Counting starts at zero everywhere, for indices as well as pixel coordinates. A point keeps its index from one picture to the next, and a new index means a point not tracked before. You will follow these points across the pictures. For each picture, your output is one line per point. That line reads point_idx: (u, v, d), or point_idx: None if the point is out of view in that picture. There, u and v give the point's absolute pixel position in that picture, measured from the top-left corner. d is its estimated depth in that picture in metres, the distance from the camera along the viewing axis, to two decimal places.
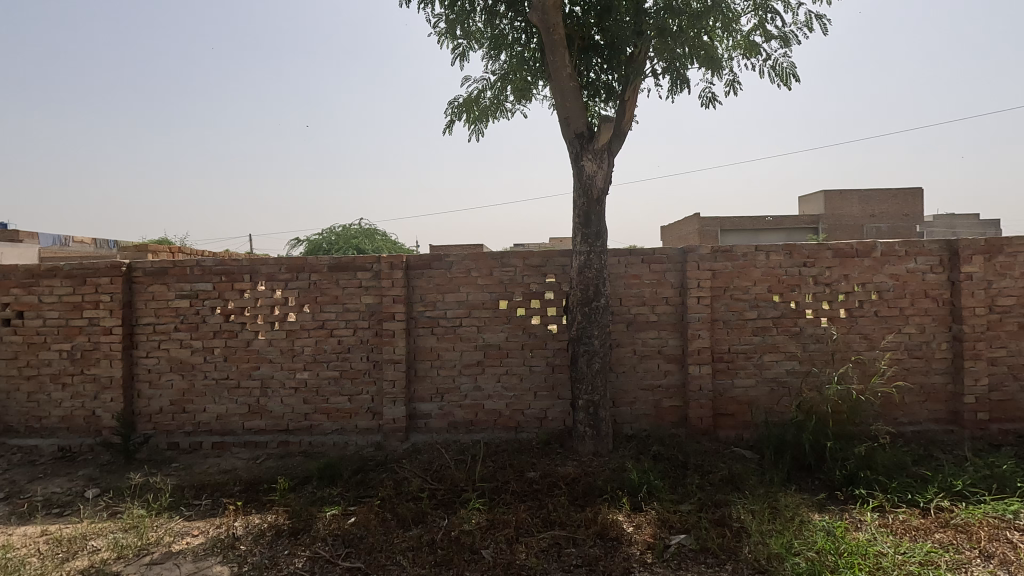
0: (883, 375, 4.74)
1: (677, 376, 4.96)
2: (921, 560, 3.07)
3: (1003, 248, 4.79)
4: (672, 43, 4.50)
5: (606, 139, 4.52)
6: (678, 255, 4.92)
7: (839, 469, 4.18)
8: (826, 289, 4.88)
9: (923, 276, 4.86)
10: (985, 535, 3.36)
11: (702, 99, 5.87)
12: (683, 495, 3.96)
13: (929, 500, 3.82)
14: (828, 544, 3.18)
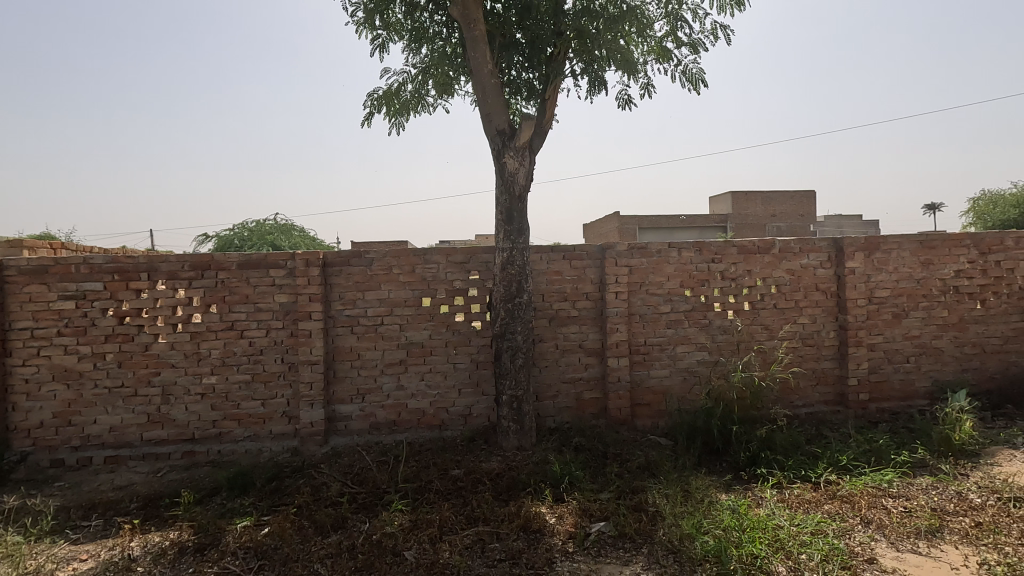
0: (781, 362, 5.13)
1: (597, 369, 5.11)
2: (812, 530, 3.36)
3: (880, 245, 5.33)
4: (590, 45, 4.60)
5: (527, 136, 4.55)
6: (598, 252, 5.07)
7: (743, 451, 4.48)
8: (732, 284, 5.21)
9: (815, 271, 5.31)
10: (865, 503, 3.73)
11: (619, 100, 6.07)
12: (603, 483, 4.09)
13: (819, 475, 4.19)
14: (733, 521, 3.40)
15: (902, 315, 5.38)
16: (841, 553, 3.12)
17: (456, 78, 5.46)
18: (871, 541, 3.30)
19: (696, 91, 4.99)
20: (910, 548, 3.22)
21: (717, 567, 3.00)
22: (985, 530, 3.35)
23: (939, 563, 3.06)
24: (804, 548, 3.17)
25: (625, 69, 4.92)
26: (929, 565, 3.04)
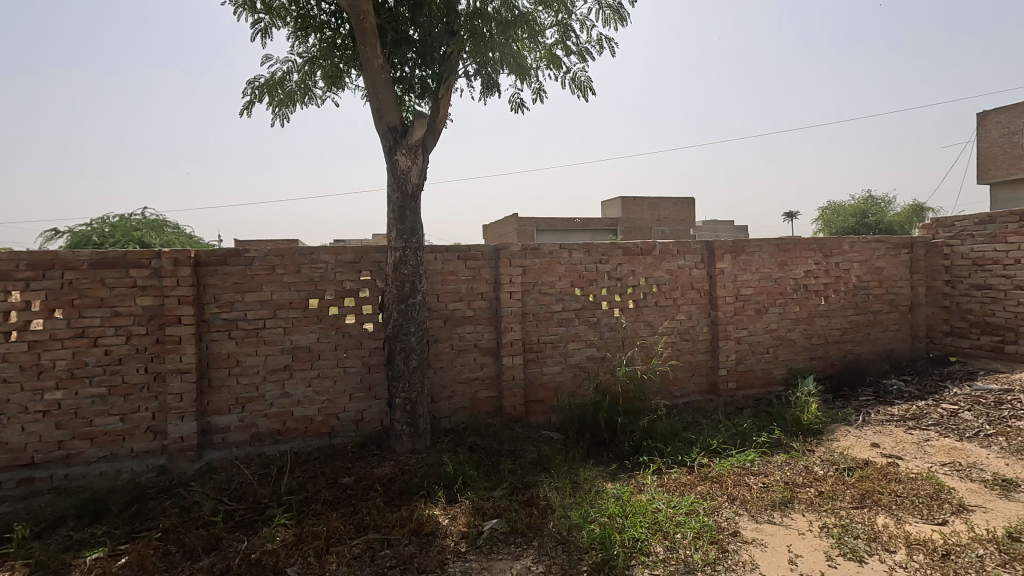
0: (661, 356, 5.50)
1: (492, 368, 5.15)
2: (686, 510, 3.63)
3: (744, 248, 5.90)
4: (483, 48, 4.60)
5: (420, 135, 4.47)
6: (492, 252, 5.11)
7: (627, 441, 4.74)
8: (618, 283, 5.50)
9: (690, 272, 5.76)
10: (731, 482, 4.10)
11: (512, 103, 6.19)
12: (497, 481, 4.13)
13: (694, 459, 4.54)
14: (617, 508, 3.58)
15: (762, 310, 5.99)
16: (710, 529, 3.39)
17: (346, 71, 5.24)
18: (735, 515, 3.63)
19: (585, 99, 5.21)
20: (767, 519, 3.58)
21: (602, 552, 3.13)
22: (826, 497, 3.81)
23: (789, 531, 3.43)
24: (679, 528, 3.40)
25: (517, 73, 5.01)
26: (781, 533, 3.40)
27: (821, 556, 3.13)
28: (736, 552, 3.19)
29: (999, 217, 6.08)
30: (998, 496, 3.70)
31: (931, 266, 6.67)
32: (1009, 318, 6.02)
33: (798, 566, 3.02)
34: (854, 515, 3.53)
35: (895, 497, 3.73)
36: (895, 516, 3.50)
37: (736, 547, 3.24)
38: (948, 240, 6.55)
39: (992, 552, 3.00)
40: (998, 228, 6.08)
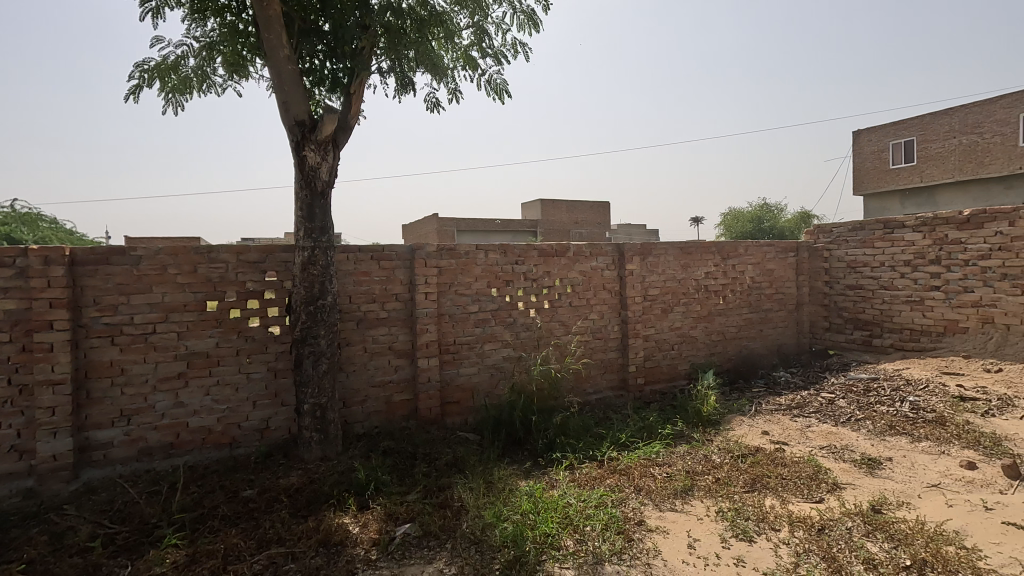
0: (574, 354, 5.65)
1: (407, 370, 5.05)
2: (595, 503, 3.75)
3: (652, 250, 6.20)
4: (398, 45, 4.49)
5: (330, 131, 4.24)
6: (406, 252, 5.01)
7: (541, 438, 4.82)
8: (533, 284, 5.58)
9: (602, 273, 5.96)
10: (638, 473, 4.28)
11: (428, 103, 6.12)
12: (411, 484, 4.04)
13: (604, 453, 4.70)
14: (530, 505, 3.64)
15: (668, 310, 6.32)
16: (617, 520, 3.52)
17: (250, 60, 4.93)
18: (641, 506, 3.80)
19: (501, 102, 5.24)
20: (670, 507, 3.78)
21: (514, 550, 3.15)
22: (721, 484, 4.08)
23: (689, 517, 3.63)
24: (588, 521, 3.51)
25: (433, 73, 4.95)
26: (681, 519, 3.60)
27: (716, 538, 3.34)
28: (640, 541, 3.32)
29: (868, 224, 6.80)
30: (865, 473, 4.13)
31: (813, 268, 7.34)
32: (875, 315, 6.76)
33: (696, 549, 3.21)
34: (746, 499, 3.80)
35: (781, 480, 4.07)
36: (780, 497, 3.81)
37: (640, 536, 3.39)
38: (827, 245, 7.24)
39: (859, 524, 3.35)
40: (867, 235, 6.80)
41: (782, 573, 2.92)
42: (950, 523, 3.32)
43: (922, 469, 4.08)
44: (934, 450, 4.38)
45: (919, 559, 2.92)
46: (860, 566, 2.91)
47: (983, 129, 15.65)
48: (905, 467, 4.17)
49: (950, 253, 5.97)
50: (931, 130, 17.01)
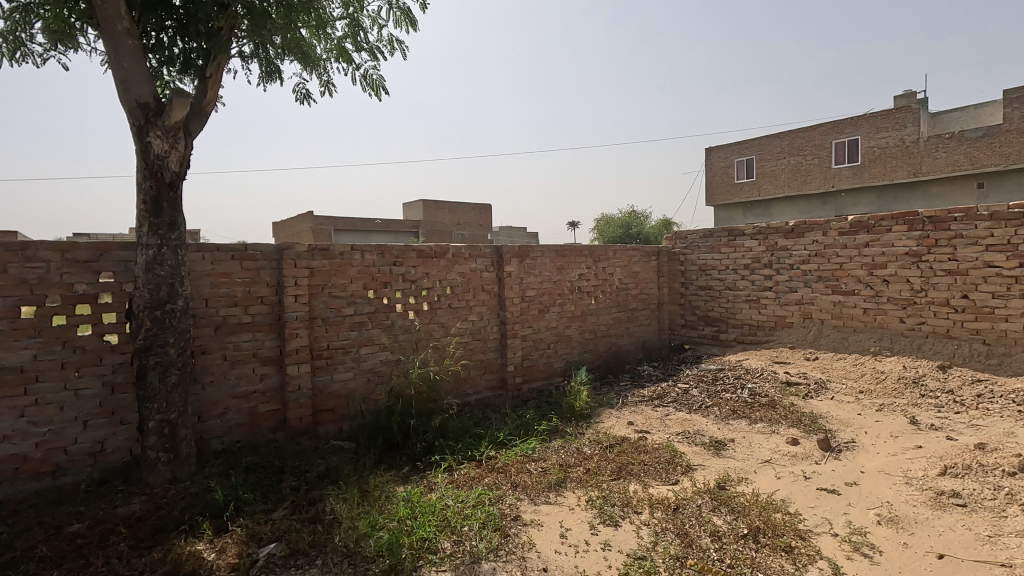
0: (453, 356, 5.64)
1: (274, 379, 4.69)
2: (473, 503, 3.77)
3: (528, 253, 6.39)
4: (263, 29, 4.16)
5: (180, 116, 3.75)
6: (273, 252, 4.65)
7: (419, 442, 4.75)
8: (412, 285, 5.47)
9: (481, 274, 6.02)
10: (515, 470, 4.37)
11: (297, 93, 5.76)
12: (277, 501, 3.75)
13: (482, 452, 4.73)
14: (406, 511, 3.56)
15: (544, 310, 6.56)
16: (494, 517, 3.57)
17: (79, 28, 4.27)
18: (517, 501, 3.89)
19: (377, 99, 5.09)
20: (544, 500, 3.91)
21: (389, 558, 3.06)
22: (591, 474, 4.31)
23: (562, 508, 3.79)
24: (466, 520, 3.51)
25: (303, 62, 4.67)
26: (555, 511, 3.75)
27: (586, 526, 3.52)
28: (516, 535, 3.40)
29: (716, 232, 7.61)
30: (712, 455, 4.61)
31: (672, 270, 8.09)
32: (722, 312, 7.58)
33: (567, 538, 3.36)
34: (613, 486, 4.06)
35: (643, 466, 4.40)
36: (642, 482, 4.11)
37: (516, 531, 3.47)
38: (683, 250, 8.00)
39: (707, 500, 3.72)
40: (715, 241, 7.60)
41: (642, 552, 3.15)
42: (778, 493, 3.82)
43: (757, 448, 4.65)
44: (767, 430, 5.02)
45: (754, 527, 3.32)
46: (707, 538, 3.23)
47: (805, 152, 18.33)
48: (744, 446, 4.72)
49: (779, 258, 6.87)
50: (767, 150, 19.52)
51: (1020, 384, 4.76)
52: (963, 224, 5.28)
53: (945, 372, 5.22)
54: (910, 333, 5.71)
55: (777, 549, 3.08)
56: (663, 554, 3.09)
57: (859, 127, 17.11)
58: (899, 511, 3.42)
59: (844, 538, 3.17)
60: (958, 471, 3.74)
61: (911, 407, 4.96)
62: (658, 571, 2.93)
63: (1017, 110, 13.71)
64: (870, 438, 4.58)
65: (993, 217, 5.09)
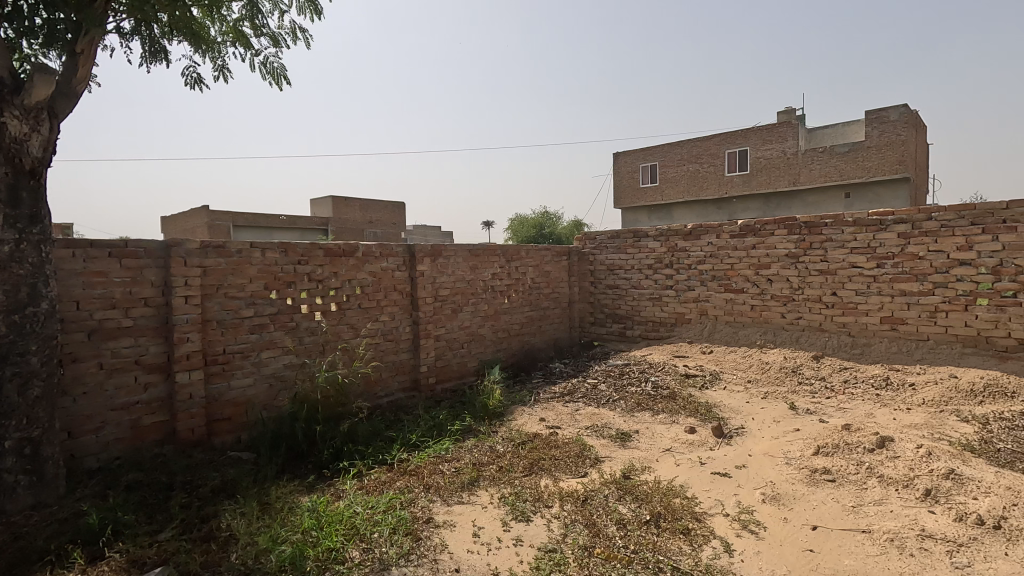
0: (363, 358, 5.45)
1: (161, 388, 4.27)
2: (383, 508, 3.66)
3: (441, 252, 6.32)
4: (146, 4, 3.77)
5: (44, 96, 3.31)
6: (159, 249, 4.23)
7: (326, 448, 4.53)
8: (318, 285, 5.22)
9: (392, 274, 5.87)
10: (428, 471, 4.30)
11: (187, 77, 5.30)
12: (164, 520, 3.42)
13: (394, 456, 4.61)
14: (311, 522, 3.39)
15: (457, 310, 6.52)
16: (405, 521, 3.48)
17: None
18: (429, 503, 3.83)
19: (278, 89, 4.80)
20: (456, 500, 3.88)
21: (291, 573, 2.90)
22: (504, 472, 4.34)
23: (475, 507, 3.78)
24: (376, 527, 3.40)
25: (193, 44, 4.28)
26: (467, 510, 3.73)
27: (498, 523, 3.54)
28: (428, 538, 3.35)
29: (622, 233, 7.96)
30: (619, 446, 4.82)
31: (581, 270, 8.41)
32: (628, 310, 7.94)
33: (480, 537, 3.36)
34: (525, 482, 4.11)
35: (554, 460, 4.50)
36: (553, 476, 4.20)
37: (428, 533, 3.41)
38: (592, 250, 8.30)
39: (613, 490, 3.88)
40: (621, 242, 7.95)
41: (553, 544, 3.22)
42: (677, 479, 4.07)
43: (659, 437, 4.92)
44: (667, 420, 5.32)
45: (656, 512, 3.50)
46: (613, 526, 3.36)
47: (702, 160, 19.69)
48: (647, 437, 4.97)
49: (679, 258, 7.31)
50: (668, 157, 20.73)
51: (878, 370, 5.40)
52: (833, 229, 5.89)
53: (818, 361, 5.81)
54: (790, 327, 6.29)
55: (676, 532, 3.27)
56: (572, 545, 3.18)
57: (748, 139, 18.64)
58: (780, 489, 3.76)
59: (734, 517, 3.44)
60: (829, 450, 4.18)
61: (791, 394, 5.48)
62: (567, 562, 3.01)
63: (876, 129, 15.55)
64: (757, 424, 5.00)
65: (857, 223, 5.72)
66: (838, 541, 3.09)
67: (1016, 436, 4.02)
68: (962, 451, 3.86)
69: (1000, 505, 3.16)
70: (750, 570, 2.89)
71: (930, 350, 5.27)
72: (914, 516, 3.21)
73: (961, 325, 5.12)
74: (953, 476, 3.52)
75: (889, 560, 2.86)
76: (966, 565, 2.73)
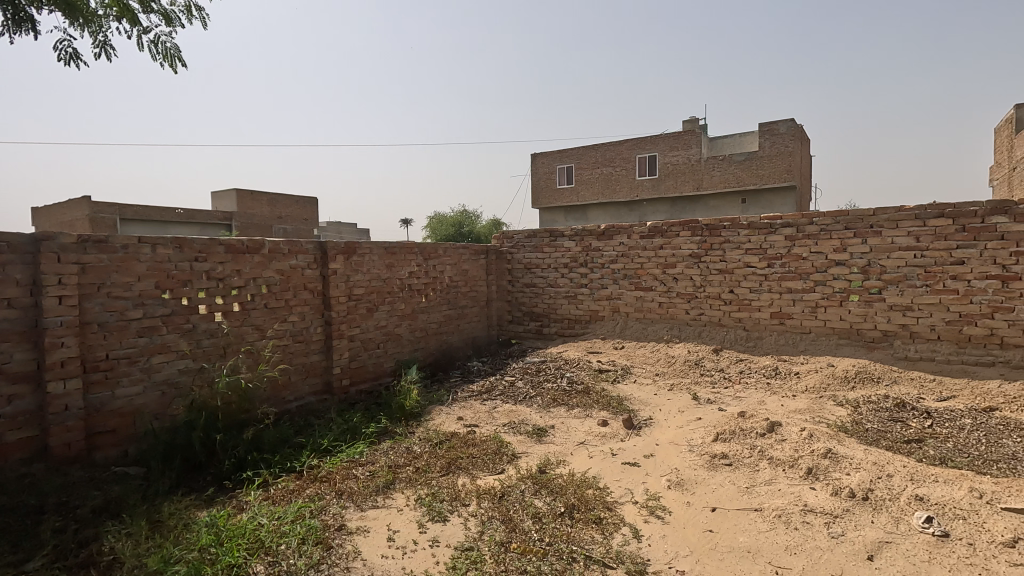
0: (270, 361, 5.13)
1: (29, 399, 3.78)
2: (291, 518, 3.47)
3: (355, 249, 6.10)
4: None
5: None
6: (26, 243, 3.75)
7: (228, 458, 4.21)
8: (219, 284, 4.84)
9: (302, 272, 5.57)
10: (340, 477, 4.13)
11: (60, 52, 4.71)
12: (33, 548, 3.03)
13: (303, 462, 4.37)
14: (210, 538, 3.14)
15: (373, 309, 6.31)
16: (315, 530, 3.32)
17: None
18: (342, 510, 3.67)
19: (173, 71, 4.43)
20: (371, 505, 3.76)
21: None
22: (420, 472, 4.26)
23: (390, 511, 3.69)
24: (283, 538, 3.22)
25: (67, 14, 3.81)
26: (383, 514, 3.63)
27: (414, 525, 3.47)
28: (340, 546, 3.22)
29: (539, 233, 8.10)
30: (535, 441, 4.90)
31: (500, 269, 8.47)
32: (545, 308, 8.10)
33: (395, 540, 3.28)
34: (441, 482, 4.06)
35: (471, 458, 4.49)
36: (470, 475, 4.19)
37: (340, 541, 3.28)
38: (510, 249, 8.38)
39: (529, 485, 3.93)
40: (538, 242, 8.09)
41: (470, 543, 3.21)
42: (590, 470, 4.20)
43: (574, 431, 5.06)
44: (581, 414, 5.49)
45: (570, 504, 3.59)
46: (529, 520, 3.41)
47: (614, 164, 20.51)
48: (563, 431, 5.09)
49: (592, 258, 7.56)
50: (583, 159, 21.40)
51: (769, 361, 5.88)
52: (731, 231, 6.34)
53: (718, 354, 6.23)
54: (694, 323, 6.70)
55: (589, 522, 3.38)
56: (489, 542, 3.19)
57: (656, 145, 19.64)
58: (684, 475, 3.99)
59: (642, 504, 3.61)
60: (727, 436, 4.49)
61: (694, 385, 5.83)
62: (484, 559, 3.01)
63: (767, 140, 16.97)
64: (663, 414, 5.27)
65: (751, 227, 6.19)
66: (734, 520, 3.33)
67: (881, 416, 4.53)
68: (838, 432, 4.30)
69: (868, 478, 3.54)
70: (657, 553, 3.04)
71: (812, 342, 5.82)
72: (798, 493, 3.53)
73: (838, 319, 5.69)
74: (830, 455, 3.90)
75: (777, 534, 3.12)
76: (840, 534, 3.04)
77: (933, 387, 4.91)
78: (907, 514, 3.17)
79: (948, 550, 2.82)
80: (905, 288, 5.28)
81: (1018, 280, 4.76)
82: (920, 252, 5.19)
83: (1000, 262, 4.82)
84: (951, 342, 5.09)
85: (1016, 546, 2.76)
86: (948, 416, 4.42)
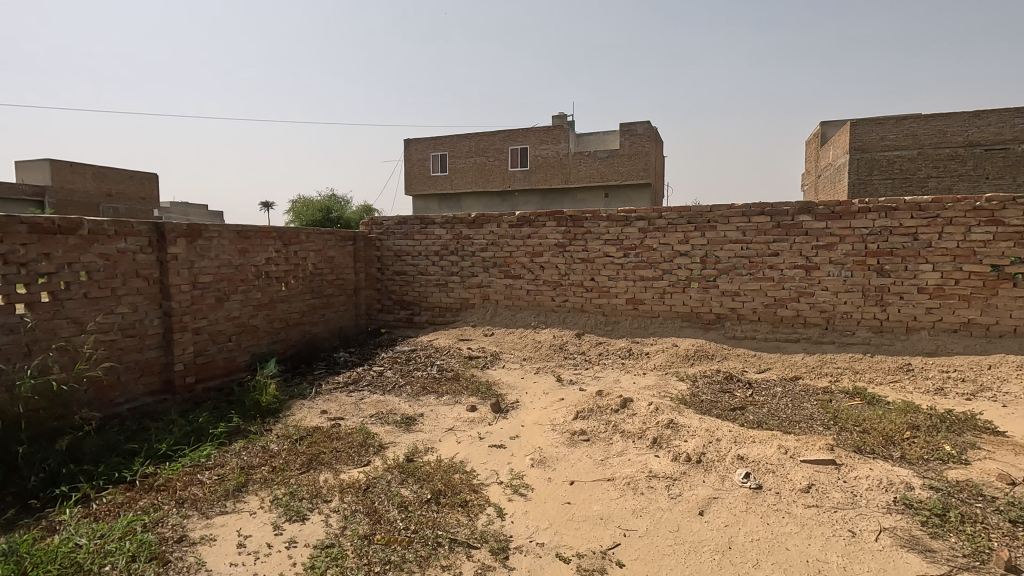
0: (91, 359, 4.42)
1: None
2: (119, 534, 3.05)
3: (202, 232, 5.48)
4: None
5: None
6: None
7: (35, 473, 3.56)
8: (21, 270, 4.07)
9: (133, 257, 4.88)
10: (182, 483, 3.70)
11: None
12: None
13: (135, 471, 3.84)
14: (7, 566, 2.66)
15: (223, 299, 5.72)
16: (149, 545, 2.96)
17: None
18: (184, 519, 3.31)
19: None
20: (219, 510, 3.43)
21: None
22: (277, 471, 3.98)
23: (242, 515, 3.40)
24: (107, 559, 2.82)
25: None
26: (233, 519, 3.34)
27: (269, 528, 3.24)
28: (179, 559, 2.91)
29: (409, 220, 7.94)
30: (402, 431, 4.82)
31: (368, 256, 8.17)
32: (415, 296, 7.98)
33: (247, 546, 3.05)
34: (300, 480, 3.83)
35: (335, 452, 4.29)
36: (333, 470, 4.00)
37: (179, 554, 2.96)
38: (379, 236, 8.13)
39: (396, 474, 3.86)
40: (408, 229, 7.93)
41: (330, 539, 3.08)
42: (457, 455, 4.24)
43: (442, 418, 5.06)
44: (450, 401, 5.51)
45: (437, 490, 3.60)
46: (395, 510, 3.35)
47: (487, 154, 20.74)
48: (431, 419, 5.07)
49: (463, 246, 7.59)
50: (457, 148, 21.34)
51: (624, 342, 6.37)
52: (592, 223, 6.72)
53: (580, 338, 6.61)
54: (559, 309, 7.04)
55: (455, 506, 3.41)
56: (352, 536, 3.09)
57: (527, 137, 20.17)
58: (545, 453, 4.19)
59: (506, 484, 3.73)
60: (586, 414, 4.80)
61: (558, 368, 6.14)
62: (345, 555, 2.91)
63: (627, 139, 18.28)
64: (529, 396, 5.49)
65: (609, 219, 6.63)
66: (590, 491, 3.57)
67: (713, 389, 5.14)
68: (678, 404, 4.80)
69: (701, 444, 4.00)
70: (518, 529, 3.16)
71: (660, 325, 6.40)
72: (645, 461, 3.89)
73: (681, 304, 6.32)
74: (672, 425, 4.35)
75: (626, 500, 3.42)
76: (678, 494, 3.41)
77: (754, 361, 5.68)
78: (731, 472, 3.63)
79: (761, 499, 3.29)
80: (734, 276, 6.02)
81: (817, 270, 5.65)
82: (745, 245, 5.94)
83: (804, 254, 5.69)
84: (768, 323, 5.92)
85: (810, 491, 3.31)
86: (765, 386, 5.15)
